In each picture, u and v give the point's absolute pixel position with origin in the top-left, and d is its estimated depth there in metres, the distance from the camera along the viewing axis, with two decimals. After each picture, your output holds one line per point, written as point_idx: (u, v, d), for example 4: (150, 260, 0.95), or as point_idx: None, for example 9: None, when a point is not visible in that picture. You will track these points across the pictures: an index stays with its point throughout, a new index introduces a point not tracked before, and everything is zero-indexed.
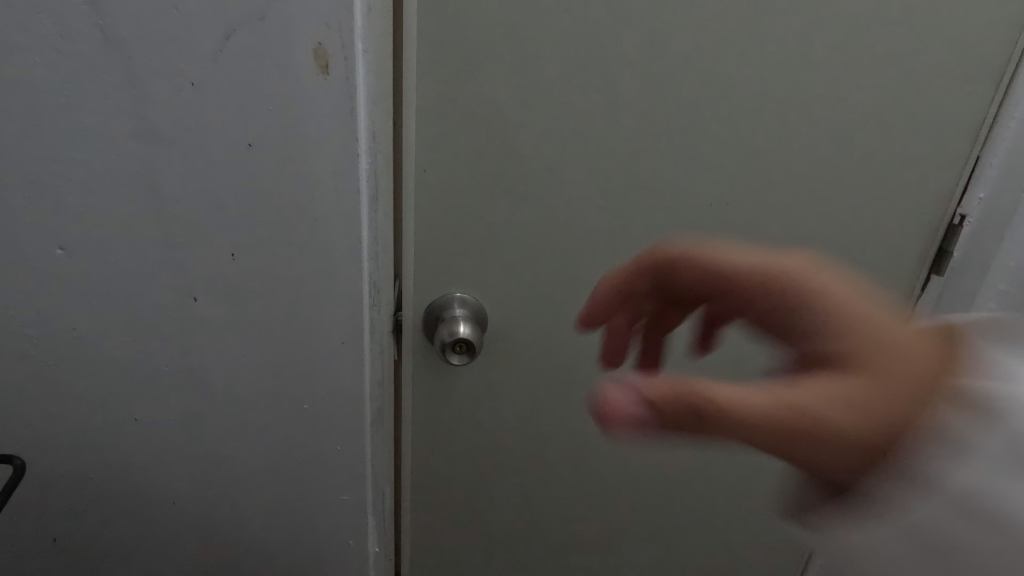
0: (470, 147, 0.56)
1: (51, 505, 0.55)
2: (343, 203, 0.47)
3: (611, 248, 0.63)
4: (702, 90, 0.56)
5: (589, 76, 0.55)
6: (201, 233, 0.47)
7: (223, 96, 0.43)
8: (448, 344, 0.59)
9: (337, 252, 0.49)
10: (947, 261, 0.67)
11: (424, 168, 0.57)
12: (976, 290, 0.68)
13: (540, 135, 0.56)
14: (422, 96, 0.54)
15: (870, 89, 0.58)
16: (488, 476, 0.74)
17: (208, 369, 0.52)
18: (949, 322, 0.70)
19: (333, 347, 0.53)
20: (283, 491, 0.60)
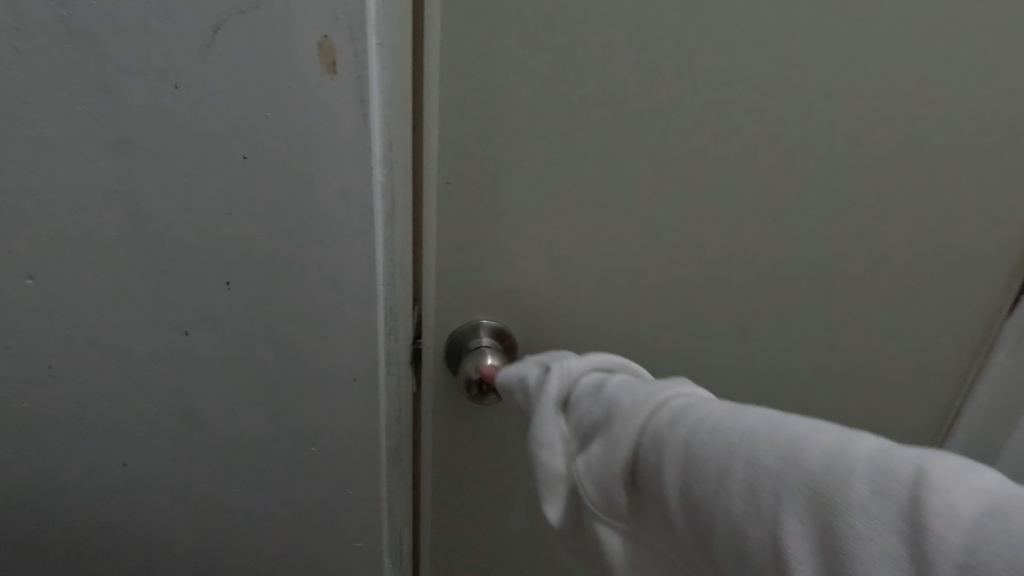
0: (495, 150, 0.50)
1: (35, 555, 0.50)
2: (354, 222, 0.41)
3: (663, 268, 0.55)
4: (772, 91, 0.48)
5: (638, 73, 0.47)
6: (190, 260, 0.41)
7: (212, 100, 0.36)
8: (473, 380, 0.53)
9: (347, 277, 0.43)
10: None
11: (446, 180, 0.50)
12: None
13: (578, 136, 0.49)
14: (444, 97, 0.47)
15: (970, 80, 0.49)
16: (518, 513, 0.68)
17: (203, 409, 0.46)
18: None
19: (344, 382, 0.47)
20: (291, 538, 0.54)
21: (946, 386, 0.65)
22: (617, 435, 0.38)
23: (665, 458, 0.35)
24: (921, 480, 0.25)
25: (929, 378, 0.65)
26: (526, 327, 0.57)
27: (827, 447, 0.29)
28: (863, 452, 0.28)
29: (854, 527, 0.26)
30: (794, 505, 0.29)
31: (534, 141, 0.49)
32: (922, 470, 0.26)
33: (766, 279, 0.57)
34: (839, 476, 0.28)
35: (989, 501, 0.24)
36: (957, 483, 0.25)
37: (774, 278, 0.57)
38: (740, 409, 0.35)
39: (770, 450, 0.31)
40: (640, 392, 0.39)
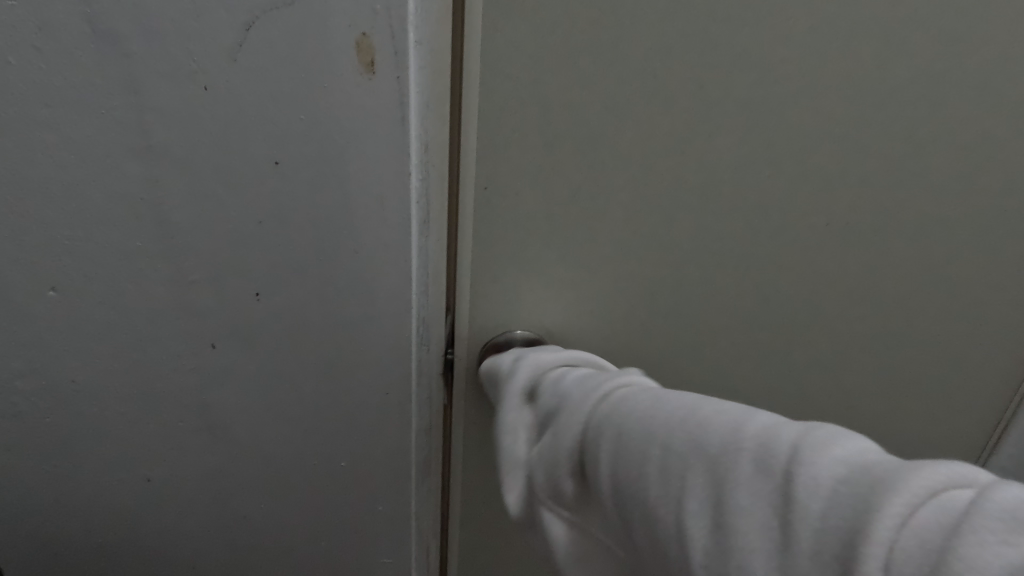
0: (541, 161, 0.46)
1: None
2: (389, 231, 0.40)
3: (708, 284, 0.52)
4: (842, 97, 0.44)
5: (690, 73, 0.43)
6: (221, 270, 0.39)
7: (243, 101, 0.34)
8: None
9: (382, 287, 0.42)
10: None
11: (483, 184, 0.46)
12: None
13: (629, 145, 0.45)
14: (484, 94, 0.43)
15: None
16: None
17: (230, 425, 0.45)
18: None
19: (375, 395, 0.46)
20: (318, 553, 0.53)
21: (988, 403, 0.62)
22: (562, 425, 0.36)
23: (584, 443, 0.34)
24: (797, 453, 0.23)
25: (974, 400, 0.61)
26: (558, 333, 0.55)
27: (726, 428, 0.27)
28: (754, 432, 0.26)
29: (737, 502, 0.25)
30: (693, 486, 0.27)
31: (585, 149, 0.45)
32: (800, 441, 0.24)
33: (817, 297, 0.53)
34: (729, 451, 0.26)
35: (854, 469, 0.22)
36: (829, 452, 0.23)
37: (827, 295, 0.53)
38: (666, 394, 0.33)
39: (671, 430, 0.29)
40: (586, 383, 0.38)
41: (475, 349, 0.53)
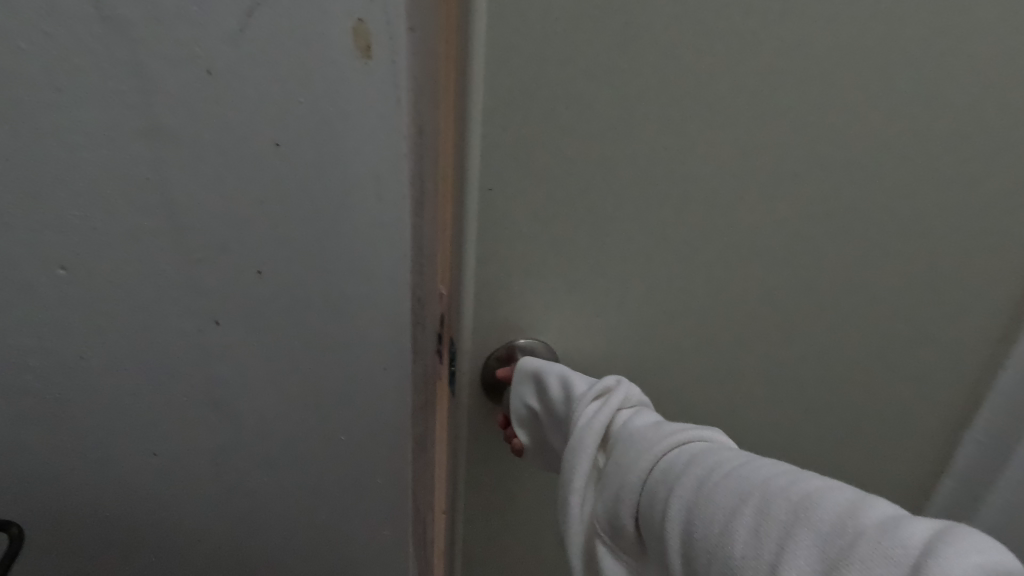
0: (560, 170, 0.50)
1: (62, 549, 0.49)
2: (385, 210, 0.42)
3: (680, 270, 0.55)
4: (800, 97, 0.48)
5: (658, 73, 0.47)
6: (224, 248, 0.40)
7: (245, 84, 0.35)
8: None
9: (379, 265, 0.44)
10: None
11: (488, 187, 0.50)
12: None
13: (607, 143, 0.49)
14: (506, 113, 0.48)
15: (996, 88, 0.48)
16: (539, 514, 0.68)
17: (233, 400, 0.46)
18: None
19: (374, 371, 0.48)
20: (318, 526, 0.55)
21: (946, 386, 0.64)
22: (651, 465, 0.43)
23: (677, 492, 0.41)
24: (929, 552, 0.29)
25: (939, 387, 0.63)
26: (569, 327, 0.59)
27: (837, 510, 0.33)
28: (869, 514, 0.32)
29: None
30: (803, 555, 0.32)
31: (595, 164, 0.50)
32: (926, 542, 0.29)
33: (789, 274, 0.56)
34: (849, 531, 0.32)
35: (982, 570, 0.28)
36: (958, 557, 0.28)
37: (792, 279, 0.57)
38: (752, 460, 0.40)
39: (775, 496, 0.36)
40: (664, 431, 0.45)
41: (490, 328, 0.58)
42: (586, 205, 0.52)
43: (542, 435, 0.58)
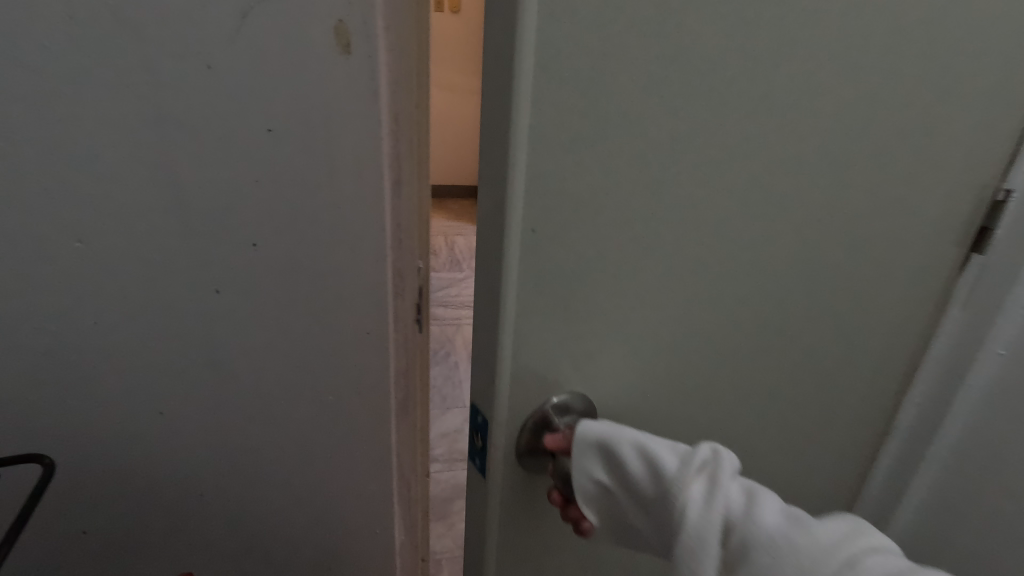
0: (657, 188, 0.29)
1: (73, 510, 0.52)
2: (365, 187, 0.47)
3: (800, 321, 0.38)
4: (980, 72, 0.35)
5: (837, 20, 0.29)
6: (223, 224, 0.45)
7: (241, 76, 0.41)
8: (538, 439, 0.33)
9: (362, 239, 0.49)
10: None
11: (532, 228, 0.28)
12: None
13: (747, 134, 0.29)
14: (547, 39, 0.24)
15: None
16: None
17: (232, 363, 0.51)
18: None
19: (359, 336, 0.54)
20: (311, 485, 0.60)
21: None
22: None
23: None
24: None
25: None
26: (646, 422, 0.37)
27: None
28: None
29: None
30: None
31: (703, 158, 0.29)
32: None
33: None
34: None
35: None
36: None
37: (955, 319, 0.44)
38: None
39: None
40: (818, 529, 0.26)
41: (511, 434, 0.33)
42: (692, 239, 0.31)
43: (617, 518, 0.32)
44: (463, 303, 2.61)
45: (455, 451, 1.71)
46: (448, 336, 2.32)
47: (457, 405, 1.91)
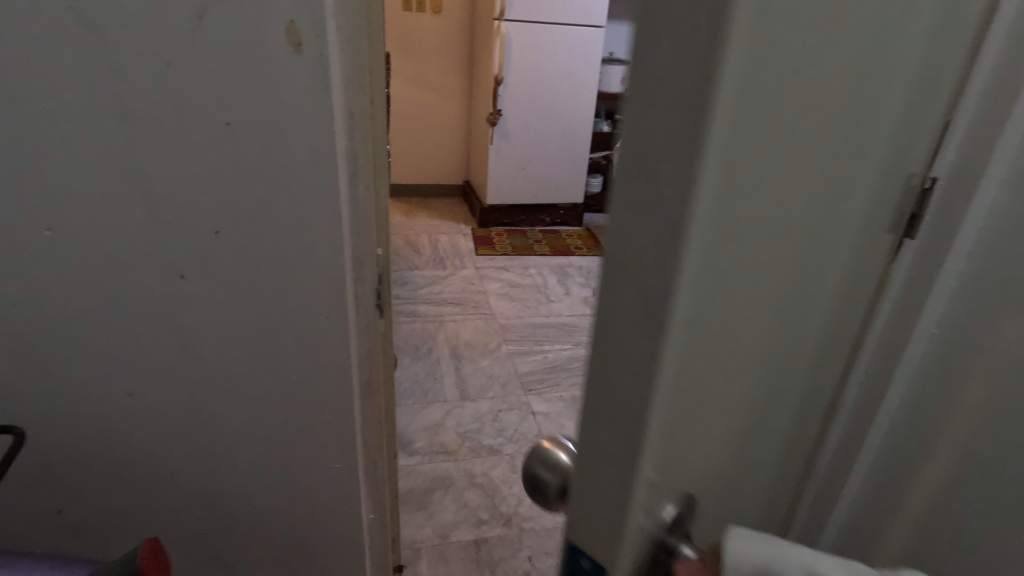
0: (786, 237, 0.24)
1: (52, 475, 0.56)
2: (321, 179, 0.49)
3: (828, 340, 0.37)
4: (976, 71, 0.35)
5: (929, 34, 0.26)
6: (186, 213, 0.48)
7: (198, 72, 0.44)
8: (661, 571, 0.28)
9: (320, 229, 0.51)
10: None
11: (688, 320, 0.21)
12: None
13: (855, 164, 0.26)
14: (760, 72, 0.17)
15: None
16: None
17: (197, 347, 0.54)
18: None
19: (320, 322, 0.56)
20: (278, 466, 0.62)
21: None
22: None
23: None
24: None
25: None
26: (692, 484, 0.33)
27: None
28: None
29: None
30: None
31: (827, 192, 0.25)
32: None
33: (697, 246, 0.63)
34: None
35: None
36: None
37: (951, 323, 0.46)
38: None
39: None
40: None
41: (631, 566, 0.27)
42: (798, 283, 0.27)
43: None
44: (447, 300, 2.63)
45: (435, 444, 1.73)
46: (431, 333, 2.34)
47: (438, 399, 1.94)
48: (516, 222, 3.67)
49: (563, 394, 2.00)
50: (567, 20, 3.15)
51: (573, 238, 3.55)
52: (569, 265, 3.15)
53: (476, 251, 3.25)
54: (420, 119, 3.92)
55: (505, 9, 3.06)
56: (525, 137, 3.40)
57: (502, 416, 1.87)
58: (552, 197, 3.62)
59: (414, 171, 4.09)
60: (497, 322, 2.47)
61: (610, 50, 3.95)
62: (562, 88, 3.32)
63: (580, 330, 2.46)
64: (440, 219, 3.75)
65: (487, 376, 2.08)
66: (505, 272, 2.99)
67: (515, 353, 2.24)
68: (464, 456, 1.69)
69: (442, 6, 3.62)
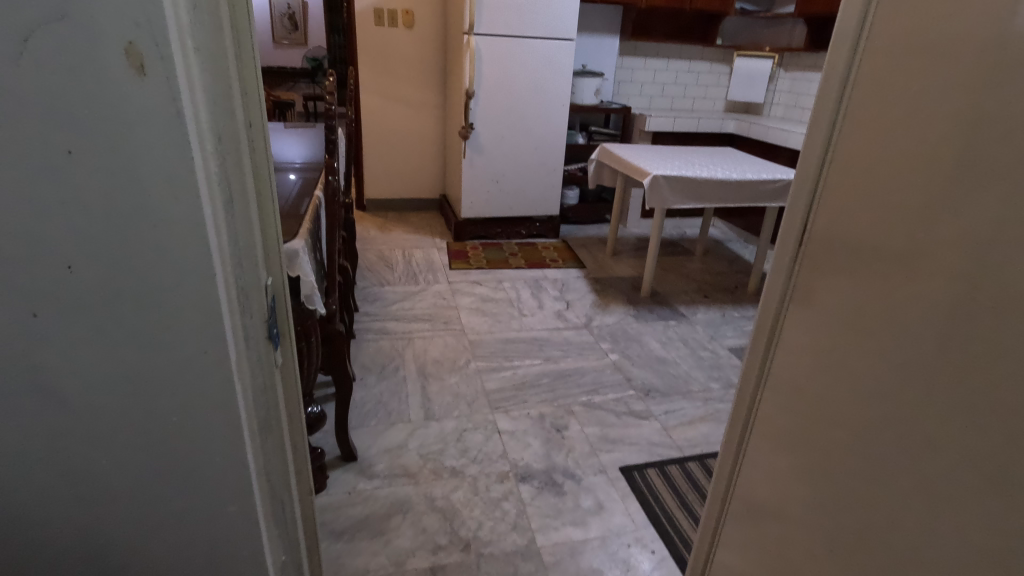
0: None
1: None
2: (183, 207, 0.46)
3: None
4: None
5: None
6: (30, 246, 0.45)
7: (29, 97, 0.41)
8: None
9: (186, 260, 0.48)
10: (849, 233, 0.68)
11: None
12: (835, 268, 0.71)
13: None
14: None
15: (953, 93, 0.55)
16: None
17: (60, 389, 0.50)
18: (828, 296, 0.72)
19: (197, 359, 0.52)
20: (163, 514, 0.58)
21: (835, 356, 0.71)
22: None
23: None
24: None
25: (850, 358, 0.69)
26: None
27: None
28: None
29: None
30: None
31: None
32: None
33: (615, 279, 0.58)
34: None
35: None
36: None
37: None
38: None
39: None
40: None
41: None
42: None
43: None
44: (417, 316, 2.59)
45: (396, 467, 1.68)
46: (399, 350, 2.30)
47: (402, 419, 1.89)
48: (493, 236, 3.63)
49: (530, 412, 1.97)
50: (537, 34, 3.16)
51: (549, 251, 3.54)
52: (543, 278, 3.13)
53: (450, 266, 3.22)
54: (394, 133, 3.90)
55: (474, 24, 3.06)
56: (498, 150, 3.39)
57: (467, 435, 1.83)
58: (527, 210, 3.61)
59: (389, 186, 4.06)
60: (467, 338, 2.44)
61: (583, 63, 3.97)
62: (534, 101, 3.32)
63: (551, 344, 2.43)
64: (415, 234, 3.72)
65: (454, 395, 2.04)
66: (478, 286, 2.96)
67: (483, 370, 2.20)
68: (425, 478, 1.65)
69: (414, 21, 3.62)
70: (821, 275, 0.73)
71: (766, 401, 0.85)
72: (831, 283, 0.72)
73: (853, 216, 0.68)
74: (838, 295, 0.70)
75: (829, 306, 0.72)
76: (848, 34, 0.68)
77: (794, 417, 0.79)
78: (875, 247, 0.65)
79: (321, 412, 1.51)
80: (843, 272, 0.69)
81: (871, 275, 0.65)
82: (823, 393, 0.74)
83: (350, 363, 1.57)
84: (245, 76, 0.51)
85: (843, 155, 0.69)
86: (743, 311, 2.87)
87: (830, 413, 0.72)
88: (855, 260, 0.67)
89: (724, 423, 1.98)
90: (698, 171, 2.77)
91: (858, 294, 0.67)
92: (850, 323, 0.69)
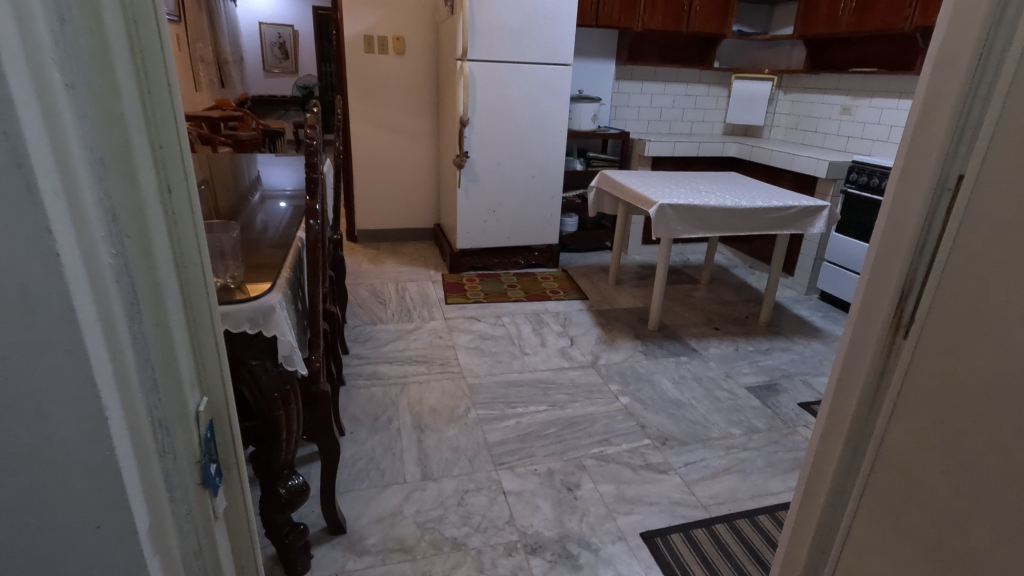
0: None
1: None
2: (48, 323, 0.29)
3: None
4: None
5: None
6: None
7: None
8: None
9: (59, 401, 0.31)
10: (965, 315, 0.50)
11: None
12: (940, 358, 0.53)
13: None
14: None
15: None
16: None
17: None
18: (930, 393, 0.54)
19: (87, 536, 0.34)
20: None
21: (949, 480, 0.52)
22: None
23: None
24: None
25: (970, 487, 0.50)
26: None
27: None
28: None
29: None
30: None
31: None
32: None
33: None
34: None
35: None
36: None
37: None
38: None
39: None
40: None
41: None
42: None
43: None
44: (411, 358, 2.42)
45: (390, 540, 1.49)
46: (392, 399, 2.12)
47: (396, 481, 1.70)
48: (490, 266, 3.48)
49: (537, 468, 1.79)
50: (533, 59, 3.06)
51: (549, 281, 3.38)
52: (544, 311, 2.97)
53: (446, 300, 3.05)
54: (385, 162, 3.77)
55: (467, 49, 2.95)
56: (494, 179, 3.26)
57: (469, 499, 1.65)
58: (525, 239, 3.46)
59: (381, 215, 3.92)
60: (466, 382, 2.26)
61: (579, 89, 3.89)
62: (531, 127, 3.21)
63: (557, 387, 2.25)
64: (409, 266, 3.55)
65: (452, 450, 1.86)
66: (476, 323, 2.79)
67: (484, 419, 2.03)
68: (423, 553, 1.46)
69: (406, 48, 3.52)
70: (917, 365, 0.55)
71: (845, 517, 0.66)
72: (933, 379, 0.53)
73: (966, 294, 0.50)
74: (948, 396, 0.52)
75: (931, 407, 0.54)
76: (967, 52, 0.50)
77: (884, 549, 0.60)
78: (1006, 339, 0.46)
79: (303, 485, 1.31)
80: (954, 365, 0.51)
81: (1000, 378, 0.47)
82: (928, 527, 0.54)
83: (334, 427, 1.39)
84: (160, 119, 0.35)
85: (955, 205, 0.51)
86: (757, 344, 2.71)
87: (944, 557, 0.53)
88: (976, 354, 0.49)
89: (751, 476, 1.80)
90: (706, 199, 2.64)
91: (981, 399, 0.49)
92: (964, 436, 0.50)
